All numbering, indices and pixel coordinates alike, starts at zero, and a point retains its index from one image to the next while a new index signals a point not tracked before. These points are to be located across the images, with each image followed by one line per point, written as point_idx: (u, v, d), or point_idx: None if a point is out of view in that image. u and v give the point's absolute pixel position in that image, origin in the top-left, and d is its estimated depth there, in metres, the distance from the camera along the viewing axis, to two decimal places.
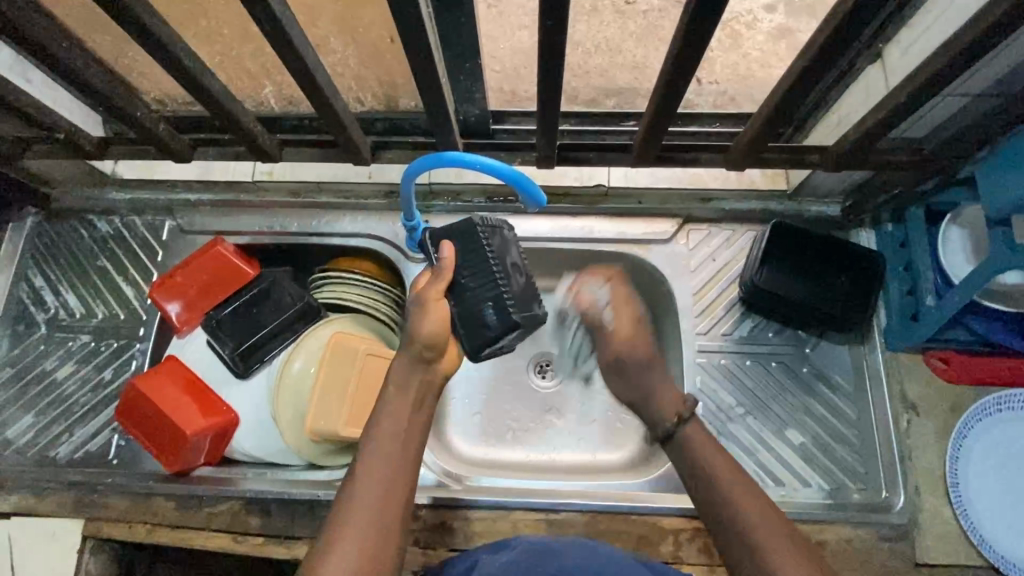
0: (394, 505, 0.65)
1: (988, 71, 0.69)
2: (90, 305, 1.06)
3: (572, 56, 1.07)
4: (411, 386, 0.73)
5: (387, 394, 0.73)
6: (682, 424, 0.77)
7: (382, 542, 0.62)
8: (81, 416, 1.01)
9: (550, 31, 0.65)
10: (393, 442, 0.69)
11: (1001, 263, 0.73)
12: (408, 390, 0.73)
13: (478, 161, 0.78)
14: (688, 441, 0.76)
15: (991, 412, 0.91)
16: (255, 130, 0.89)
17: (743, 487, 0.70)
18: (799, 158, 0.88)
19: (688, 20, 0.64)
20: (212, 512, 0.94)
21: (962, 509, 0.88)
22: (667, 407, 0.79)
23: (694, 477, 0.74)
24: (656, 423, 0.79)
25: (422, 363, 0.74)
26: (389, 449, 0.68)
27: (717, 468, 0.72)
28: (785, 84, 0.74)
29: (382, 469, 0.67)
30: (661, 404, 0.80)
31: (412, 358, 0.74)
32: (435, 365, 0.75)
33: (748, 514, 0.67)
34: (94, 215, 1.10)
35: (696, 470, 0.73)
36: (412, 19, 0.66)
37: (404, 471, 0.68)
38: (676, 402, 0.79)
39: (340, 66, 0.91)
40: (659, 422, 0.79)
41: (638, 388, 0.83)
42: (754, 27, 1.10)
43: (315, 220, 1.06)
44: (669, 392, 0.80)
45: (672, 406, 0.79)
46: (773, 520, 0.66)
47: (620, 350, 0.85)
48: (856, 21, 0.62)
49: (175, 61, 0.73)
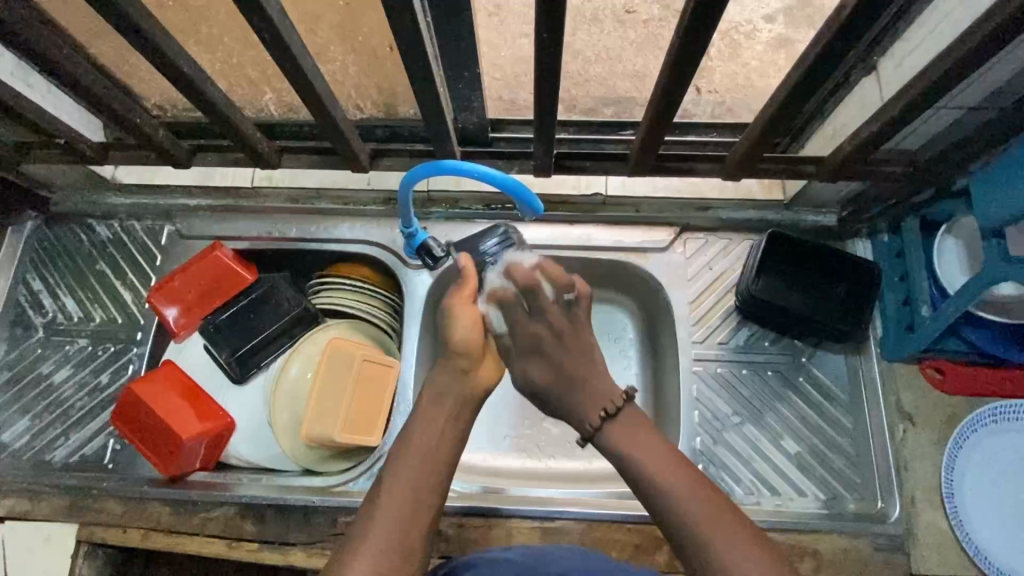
0: (420, 521, 0.64)
1: (981, 84, 0.70)
2: (88, 309, 1.06)
3: (571, 64, 1.09)
4: (454, 405, 0.72)
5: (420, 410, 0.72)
6: (608, 422, 0.71)
7: (408, 561, 0.61)
8: (77, 420, 1.01)
9: (547, 42, 0.66)
10: (428, 456, 0.68)
11: (997, 275, 0.74)
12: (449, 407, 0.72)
13: (475, 170, 0.79)
14: (614, 440, 0.69)
15: (986, 423, 0.91)
16: (254, 136, 0.89)
17: (687, 485, 0.62)
18: (795, 169, 0.89)
19: (683, 31, 0.64)
20: (206, 517, 0.94)
21: (958, 521, 0.88)
22: (591, 404, 0.72)
23: (633, 483, 0.66)
24: (581, 418, 0.73)
25: (458, 372, 0.73)
26: (417, 460, 0.67)
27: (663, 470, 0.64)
28: (780, 95, 0.74)
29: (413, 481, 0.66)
30: (580, 404, 0.73)
31: (450, 369, 0.73)
32: (473, 375, 0.74)
33: (688, 503, 0.61)
34: (93, 219, 1.10)
35: (622, 463, 0.68)
36: (411, 28, 0.67)
37: (432, 486, 0.66)
38: (599, 401, 0.72)
39: (340, 74, 0.91)
40: (590, 419, 0.72)
41: (572, 374, 0.75)
42: (753, 37, 1.11)
43: (314, 227, 1.06)
44: (597, 386, 0.74)
45: (601, 403, 0.72)
46: (704, 493, 0.62)
47: (527, 338, 0.76)
48: (849, 34, 0.63)
49: (175, 68, 0.73)
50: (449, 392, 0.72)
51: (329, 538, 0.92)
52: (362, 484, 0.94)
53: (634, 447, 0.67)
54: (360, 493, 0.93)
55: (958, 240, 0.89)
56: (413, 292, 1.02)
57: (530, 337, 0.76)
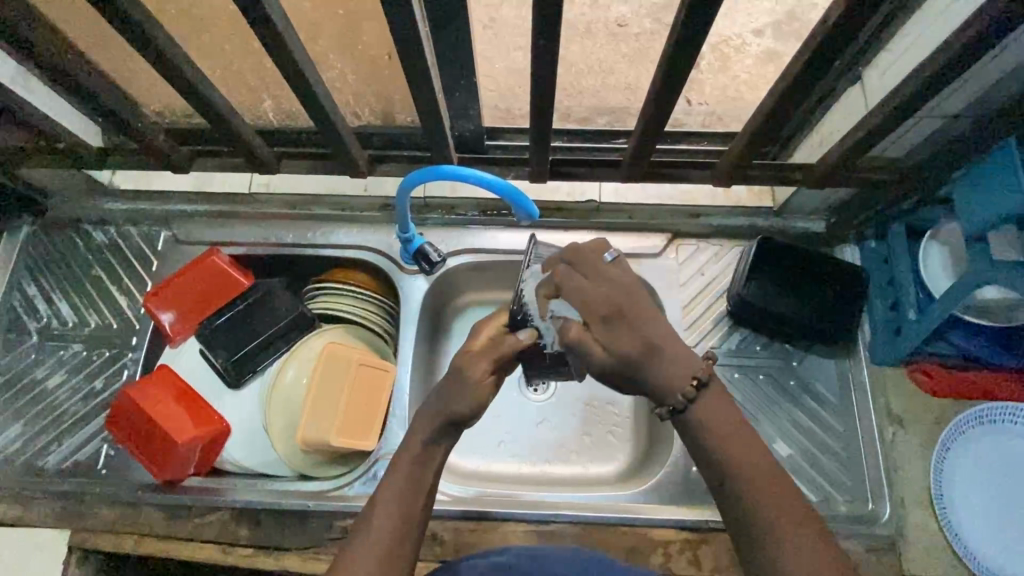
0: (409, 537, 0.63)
1: (962, 93, 0.72)
2: (83, 314, 1.06)
3: (566, 77, 1.12)
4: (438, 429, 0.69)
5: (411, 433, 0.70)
6: (699, 392, 0.59)
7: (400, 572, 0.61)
8: (70, 425, 1.00)
9: (544, 51, 0.67)
10: (394, 511, 0.64)
11: (981, 277, 0.75)
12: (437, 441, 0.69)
13: (472, 175, 0.81)
14: (701, 414, 0.59)
15: (972, 426, 0.91)
16: (254, 141, 0.90)
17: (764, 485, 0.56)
18: (783, 176, 0.91)
19: (676, 40, 0.66)
20: (200, 522, 0.94)
21: (948, 523, 0.89)
22: (675, 374, 0.59)
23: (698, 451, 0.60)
24: (668, 392, 0.59)
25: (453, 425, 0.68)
26: (403, 479, 0.66)
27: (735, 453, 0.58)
28: (770, 103, 0.76)
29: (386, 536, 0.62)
30: (664, 373, 0.59)
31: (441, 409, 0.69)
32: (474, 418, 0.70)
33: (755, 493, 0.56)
34: (90, 225, 1.10)
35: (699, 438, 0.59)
36: (411, 35, 0.68)
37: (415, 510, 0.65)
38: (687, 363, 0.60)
39: (339, 82, 0.93)
40: (675, 392, 0.59)
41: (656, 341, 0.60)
42: (742, 50, 1.14)
43: (311, 232, 1.07)
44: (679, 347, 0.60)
45: (683, 374, 0.59)
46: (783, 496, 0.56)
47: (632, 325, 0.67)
48: (836, 42, 0.65)
49: (177, 72, 0.74)
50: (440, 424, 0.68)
51: (323, 543, 0.92)
52: (357, 488, 0.94)
53: (715, 419, 0.59)
54: (357, 498, 0.93)
55: (941, 245, 0.91)
56: (410, 297, 1.03)
57: (605, 299, 0.62)
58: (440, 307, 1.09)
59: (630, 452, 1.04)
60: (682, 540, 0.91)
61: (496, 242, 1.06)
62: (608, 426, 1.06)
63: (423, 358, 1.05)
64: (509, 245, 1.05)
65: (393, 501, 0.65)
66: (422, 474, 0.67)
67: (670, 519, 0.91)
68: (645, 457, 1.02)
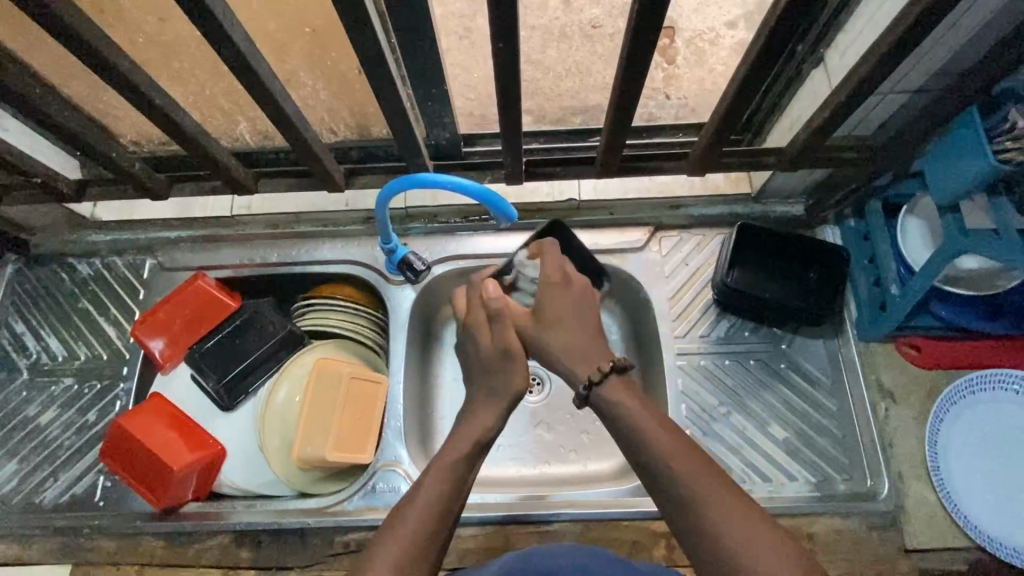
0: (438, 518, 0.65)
1: (920, 69, 0.74)
2: (72, 347, 1.06)
3: (545, 80, 1.14)
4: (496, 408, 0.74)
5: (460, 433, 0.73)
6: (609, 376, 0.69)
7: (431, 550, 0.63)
8: (66, 459, 1.00)
9: (504, 55, 0.67)
10: (432, 505, 0.65)
11: (955, 247, 0.77)
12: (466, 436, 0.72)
13: (449, 182, 0.81)
14: (607, 397, 0.69)
15: (964, 395, 0.91)
16: (229, 163, 0.89)
17: (698, 484, 0.60)
18: (756, 160, 0.92)
19: (631, 37, 0.67)
20: (202, 547, 0.93)
21: (945, 492, 0.90)
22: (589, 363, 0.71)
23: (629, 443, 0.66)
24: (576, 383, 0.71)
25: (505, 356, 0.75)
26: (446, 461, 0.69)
27: (664, 448, 0.63)
28: (731, 91, 0.77)
29: (426, 516, 0.64)
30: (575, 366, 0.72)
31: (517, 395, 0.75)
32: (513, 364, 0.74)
33: (697, 494, 0.60)
34: (74, 258, 1.11)
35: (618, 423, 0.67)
36: (373, 49, 0.68)
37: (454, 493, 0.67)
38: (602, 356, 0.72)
39: (311, 100, 0.95)
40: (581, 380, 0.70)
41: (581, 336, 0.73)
42: (717, 43, 1.16)
43: (296, 250, 1.07)
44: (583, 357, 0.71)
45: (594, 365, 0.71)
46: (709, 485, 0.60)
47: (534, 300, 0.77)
48: (790, 27, 0.65)
49: (147, 101, 0.74)
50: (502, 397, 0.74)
51: (326, 559, 0.92)
52: (357, 502, 0.94)
53: (619, 401, 0.68)
54: (357, 512, 0.93)
55: (919, 219, 0.92)
56: (398, 308, 1.04)
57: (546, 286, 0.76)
58: (430, 316, 1.09)
59: None
60: None
61: (481, 248, 1.06)
62: (607, 421, 1.06)
63: (416, 367, 1.06)
64: (493, 250, 1.06)
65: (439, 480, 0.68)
66: (466, 475, 0.69)
67: None
68: None
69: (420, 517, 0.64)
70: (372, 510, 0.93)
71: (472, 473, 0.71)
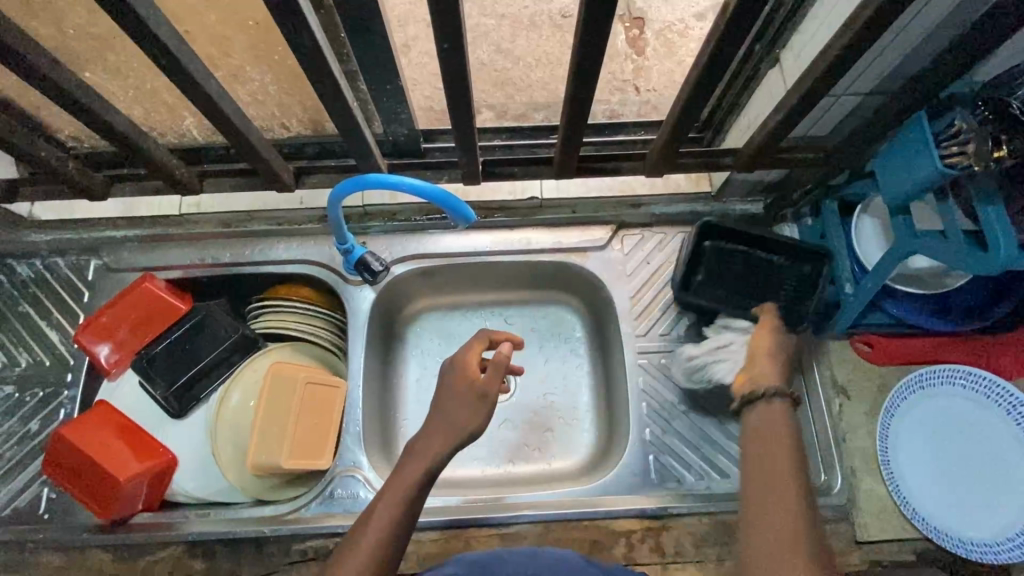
0: (392, 543, 0.67)
1: (870, 72, 0.74)
2: (12, 353, 1.01)
3: (515, 71, 1.12)
4: (462, 407, 0.78)
5: (416, 445, 0.75)
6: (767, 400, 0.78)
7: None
8: (6, 471, 0.96)
9: (451, 55, 0.65)
10: (385, 530, 0.67)
11: (905, 248, 0.78)
12: (431, 447, 0.74)
13: (403, 183, 0.79)
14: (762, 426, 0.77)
15: (911, 392, 0.93)
16: (170, 162, 0.85)
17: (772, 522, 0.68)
18: (714, 161, 0.92)
19: (582, 39, 0.65)
20: (153, 559, 0.90)
21: (895, 485, 0.92)
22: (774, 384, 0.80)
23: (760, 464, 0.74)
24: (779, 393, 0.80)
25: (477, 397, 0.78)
26: (404, 484, 0.71)
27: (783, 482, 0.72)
28: (687, 92, 0.76)
29: (376, 545, 0.66)
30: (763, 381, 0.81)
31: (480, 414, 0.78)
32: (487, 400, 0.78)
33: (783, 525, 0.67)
34: (14, 259, 1.05)
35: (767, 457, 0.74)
36: (313, 45, 0.65)
37: (410, 515, 0.69)
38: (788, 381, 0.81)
39: (261, 94, 0.91)
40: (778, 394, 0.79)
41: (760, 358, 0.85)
42: (687, 35, 1.15)
43: (249, 250, 1.04)
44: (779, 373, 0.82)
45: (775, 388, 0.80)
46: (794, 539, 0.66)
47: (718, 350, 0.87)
48: (741, 32, 0.64)
49: (73, 100, 0.69)
50: (462, 418, 0.77)
51: (282, 568, 0.89)
52: (315, 509, 0.92)
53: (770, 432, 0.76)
54: (314, 519, 0.91)
55: (874, 217, 0.94)
56: (356, 308, 1.01)
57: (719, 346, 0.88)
58: (391, 316, 1.08)
59: (590, 444, 1.05)
60: (644, 529, 0.91)
61: (441, 247, 1.05)
62: (569, 418, 1.06)
63: (376, 369, 1.04)
64: (454, 249, 1.05)
65: (395, 503, 0.69)
66: (418, 500, 0.70)
67: (632, 510, 0.91)
68: (605, 450, 1.02)
69: (372, 541, 0.66)
70: (332, 515, 0.91)
71: (423, 498, 0.72)
